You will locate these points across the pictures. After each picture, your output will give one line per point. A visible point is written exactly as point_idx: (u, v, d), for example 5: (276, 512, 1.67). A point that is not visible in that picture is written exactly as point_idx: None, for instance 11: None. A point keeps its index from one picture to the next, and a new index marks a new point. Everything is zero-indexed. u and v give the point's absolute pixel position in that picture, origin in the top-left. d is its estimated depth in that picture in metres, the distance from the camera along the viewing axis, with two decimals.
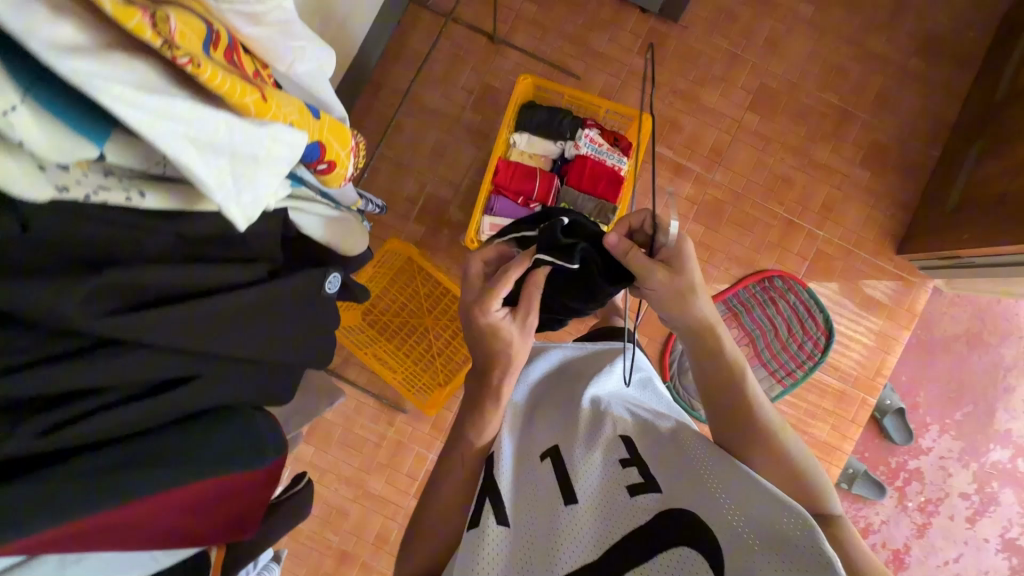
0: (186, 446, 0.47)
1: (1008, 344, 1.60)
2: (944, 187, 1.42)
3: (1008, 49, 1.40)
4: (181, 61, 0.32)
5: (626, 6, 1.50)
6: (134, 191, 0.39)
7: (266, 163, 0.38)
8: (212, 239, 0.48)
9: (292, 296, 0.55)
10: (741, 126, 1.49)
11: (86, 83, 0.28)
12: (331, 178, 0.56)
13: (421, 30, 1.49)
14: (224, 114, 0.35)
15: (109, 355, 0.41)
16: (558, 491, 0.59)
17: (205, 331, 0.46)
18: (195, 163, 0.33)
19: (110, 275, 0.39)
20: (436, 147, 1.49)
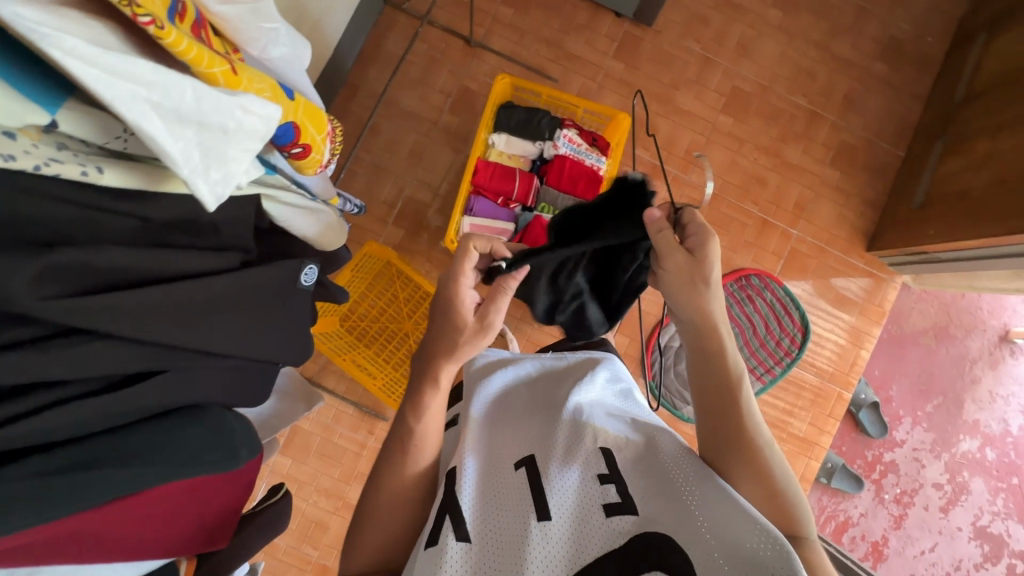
0: (149, 446, 0.44)
1: (973, 337, 1.66)
2: (909, 185, 1.47)
3: (965, 53, 1.46)
4: (143, 21, 0.29)
5: (601, 10, 1.52)
6: (90, 166, 0.36)
7: (237, 138, 0.35)
8: (178, 224, 0.44)
9: (265, 291, 0.51)
10: (716, 128, 1.52)
11: (31, 32, 0.25)
12: (306, 162, 0.54)
13: (397, 33, 1.48)
14: (192, 80, 0.31)
15: (68, 344, 0.37)
16: (527, 503, 0.57)
17: (171, 322, 0.43)
18: (158, 132, 0.31)
19: (64, 252, 0.35)
20: (414, 149, 1.47)
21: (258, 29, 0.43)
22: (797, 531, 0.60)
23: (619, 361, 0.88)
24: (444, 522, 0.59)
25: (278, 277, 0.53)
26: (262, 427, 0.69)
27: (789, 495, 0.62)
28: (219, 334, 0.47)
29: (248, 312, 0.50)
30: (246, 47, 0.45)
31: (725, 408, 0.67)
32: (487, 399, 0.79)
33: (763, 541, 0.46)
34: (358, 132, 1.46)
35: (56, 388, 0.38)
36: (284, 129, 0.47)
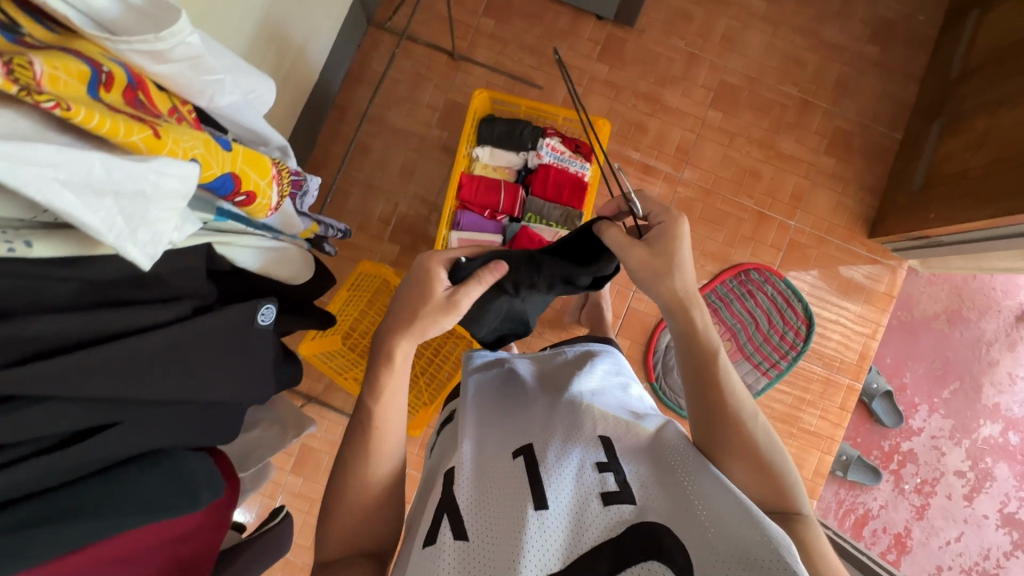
0: (107, 495, 0.45)
1: (988, 318, 1.61)
2: (908, 168, 1.44)
3: (958, 29, 1.42)
4: (46, 105, 0.31)
5: (582, 14, 1.52)
6: (18, 242, 0.38)
7: (159, 199, 0.37)
8: (121, 281, 0.46)
9: (217, 335, 0.52)
10: (705, 123, 1.51)
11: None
12: (253, 209, 0.55)
13: (382, 52, 1.50)
14: (100, 155, 0.33)
15: (12, 409, 0.39)
16: (524, 490, 0.54)
17: (116, 377, 0.44)
18: (74, 207, 0.32)
19: (0, 328, 0.37)
20: (405, 165, 1.49)
21: (201, 81, 0.45)
22: (796, 510, 0.58)
23: (620, 355, 0.86)
24: (443, 519, 0.56)
25: (230, 315, 0.53)
26: (248, 458, 0.71)
27: (784, 479, 0.60)
28: (167, 381, 0.48)
29: (198, 356, 0.51)
30: (193, 97, 0.46)
31: (716, 392, 0.65)
32: (481, 391, 0.76)
33: (756, 535, 0.45)
34: (350, 152, 1.48)
35: (2, 449, 0.39)
36: (222, 181, 0.48)
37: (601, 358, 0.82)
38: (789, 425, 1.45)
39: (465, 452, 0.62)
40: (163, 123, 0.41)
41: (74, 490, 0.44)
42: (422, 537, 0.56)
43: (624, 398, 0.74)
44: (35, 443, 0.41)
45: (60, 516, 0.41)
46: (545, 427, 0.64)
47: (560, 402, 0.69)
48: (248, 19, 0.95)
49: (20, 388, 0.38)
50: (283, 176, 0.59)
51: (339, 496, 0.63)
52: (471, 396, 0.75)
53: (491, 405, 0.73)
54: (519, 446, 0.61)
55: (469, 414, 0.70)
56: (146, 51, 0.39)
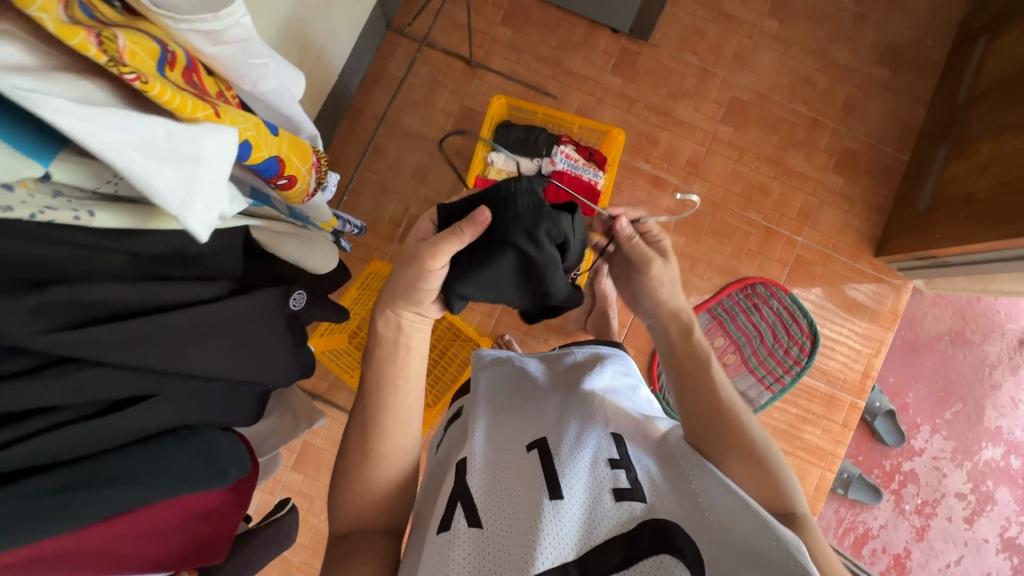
0: (140, 466, 0.45)
1: (991, 341, 1.62)
2: (915, 189, 1.46)
3: (966, 55, 1.45)
4: (129, 77, 0.33)
5: (598, 27, 1.54)
6: (83, 210, 0.39)
7: (217, 169, 0.37)
8: (166, 258, 0.47)
9: (252, 317, 0.54)
10: (715, 138, 1.53)
11: (21, 98, 0.28)
12: (292, 192, 0.58)
13: (399, 57, 1.53)
14: (164, 121, 0.35)
15: (62, 372, 0.40)
16: (538, 481, 0.54)
17: (157, 349, 0.45)
18: (144, 173, 0.33)
19: (56, 292, 0.39)
20: (418, 168, 1.51)
21: (249, 64, 0.47)
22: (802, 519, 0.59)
23: (629, 358, 0.86)
24: (457, 506, 0.55)
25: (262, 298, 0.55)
26: (261, 447, 0.72)
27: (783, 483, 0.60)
28: (205, 359, 0.49)
29: (235, 335, 0.52)
30: (240, 82, 0.49)
31: (720, 399, 0.66)
32: (490, 386, 0.76)
33: (768, 536, 0.46)
34: (364, 154, 1.50)
35: (51, 412, 0.40)
36: (269, 164, 0.50)
37: (610, 360, 0.82)
38: (792, 439, 1.45)
39: (478, 444, 0.62)
40: (221, 104, 0.43)
41: (110, 458, 0.44)
42: (434, 526, 0.56)
43: (634, 400, 0.74)
44: (78, 408, 0.42)
45: (96, 483, 0.42)
46: (558, 422, 0.64)
47: (572, 399, 0.69)
48: (275, 18, 0.98)
49: (70, 351, 0.39)
50: (320, 165, 0.63)
51: (349, 487, 0.64)
52: (481, 391, 0.75)
53: (502, 399, 0.73)
54: (532, 439, 0.61)
55: (481, 409, 0.70)
56: (204, 31, 0.40)
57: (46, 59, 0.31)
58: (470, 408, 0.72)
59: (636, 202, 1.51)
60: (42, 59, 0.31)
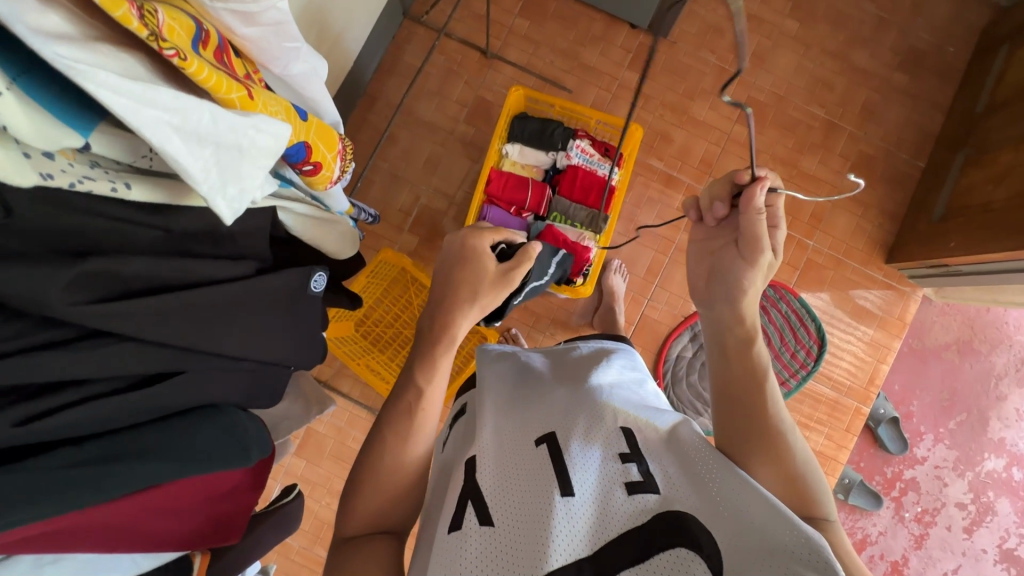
0: (165, 443, 0.46)
1: (999, 352, 1.61)
2: (930, 196, 1.45)
3: (988, 62, 1.43)
4: (168, 53, 0.33)
5: (616, 22, 1.53)
6: (120, 183, 0.39)
7: (251, 156, 0.38)
8: (198, 235, 0.47)
9: (274, 300, 0.54)
10: (731, 138, 1.52)
11: (67, 68, 0.27)
12: (317, 179, 0.56)
13: (415, 45, 1.51)
14: (209, 105, 0.34)
15: (96, 346, 0.40)
16: (549, 477, 0.54)
17: (187, 327, 0.45)
18: (181, 155, 0.33)
19: (94, 264, 0.38)
20: (430, 158, 1.50)
21: (280, 47, 0.46)
22: (818, 513, 0.59)
23: (636, 353, 0.84)
24: (467, 505, 0.55)
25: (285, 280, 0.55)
26: (274, 431, 0.72)
27: (810, 486, 0.61)
28: (230, 340, 0.49)
29: (259, 316, 0.52)
30: (270, 65, 0.48)
31: (752, 403, 0.65)
32: (496, 381, 0.76)
33: (785, 525, 0.46)
34: (376, 141, 1.49)
35: (78, 386, 0.40)
36: (297, 148, 0.50)
37: (618, 354, 0.81)
38: None
39: (486, 441, 0.62)
40: (253, 86, 0.43)
41: (135, 434, 0.44)
42: (445, 524, 0.56)
43: (643, 394, 0.73)
44: (110, 382, 0.42)
45: (125, 458, 0.42)
46: (566, 416, 0.63)
47: (580, 392, 0.68)
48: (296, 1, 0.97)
49: (106, 324, 0.39)
50: (345, 152, 0.62)
51: (359, 473, 0.64)
52: (487, 387, 0.74)
53: (509, 393, 0.72)
54: (541, 434, 0.61)
55: (488, 405, 0.69)
56: (239, 10, 0.40)
57: (88, 29, 0.31)
58: (478, 404, 0.71)
59: (647, 200, 1.50)
60: (83, 28, 0.30)
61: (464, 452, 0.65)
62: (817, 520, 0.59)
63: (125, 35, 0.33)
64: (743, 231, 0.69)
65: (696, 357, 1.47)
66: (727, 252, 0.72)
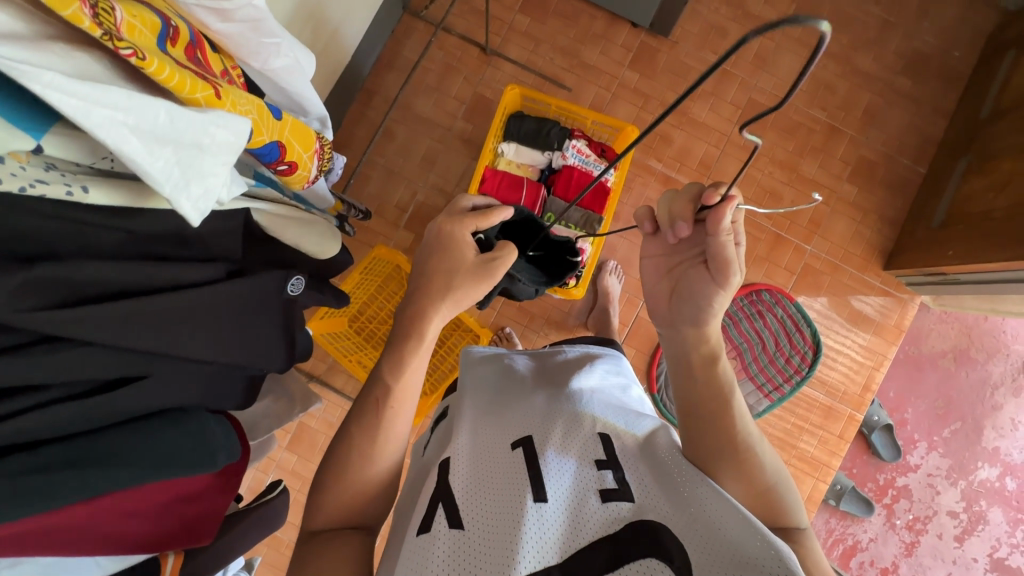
0: (129, 446, 0.45)
1: (996, 361, 1.60)
2: (929, 203, 1.43)
3: (993, 68, 1.42)
4: (126, 53, 0.32)
5: (618, 20, 1.52)
6: (76, 186, 0.39)
7: (213, 152, 0.37)
8: (164, 238, 0.47)
9: (243, 300, 0.54)
10: (730, 140, 1.51)
11: (8, 68, 0.26)
12: (292, 178, 0.57)
13: (414, 40, 1.50)
14: (165, 104, 0.33)
15: (52, 350, 0.39)
16: (523, 483, 0.53)
17: (150, 329, 0.45)
18: (138, 155, 0.32)
19: (50, 268, 0.38)
20: (427, 154, 1.49)
21: (259, 42, 0.45)
22: (786, 527, 0.59)
23: (622, 357, 0.84)
24: (439, 507, 0.55)
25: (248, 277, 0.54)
26: (257, 429, 0.72)
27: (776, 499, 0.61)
28: (196, 341, 0.49)
29: (226, 316, 0.52)
30: (251, 59, 0.47)
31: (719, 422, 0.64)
32: (477, 384, 0.75)
33: (758, 541, 0.45)
34: (373, 137, 1.48)
35: (40, 390, 0.40)
36: (269, 149, 0.50)
37: (603, 358, 0.81)
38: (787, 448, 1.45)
39: (462, 444, 0.61)
40: (225, 84, 0.42)
41: (97, 439, 0.44)
42: (416, 526, 0.55)
43: (625, 399, 0.72)
44: (68, 386, 0.41)
45: (84, 463, 0.42)
46: (545, 420, 0.63)
47: (561, 397, 0.68)
48: None
49: (61, 329, 0.39)
50: (324, 151, 0.62)
51: (341, 474, 0.63)
52: (468, 389, 0.74)
53: (489, 397, 0.72)
54: (518, 437, 0.60)
55: (467, 407, 0.69)
56: (212, 7, 0.39)
57: (40, 26, 0.30)
58: (458, 406, 0.71)
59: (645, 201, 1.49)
60: (35, 27, 0.30)
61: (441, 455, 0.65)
62: (786, 532, 0.59)
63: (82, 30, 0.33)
64: (713, 254, 0.66)
65: None
66: (694, 269, 0.69)
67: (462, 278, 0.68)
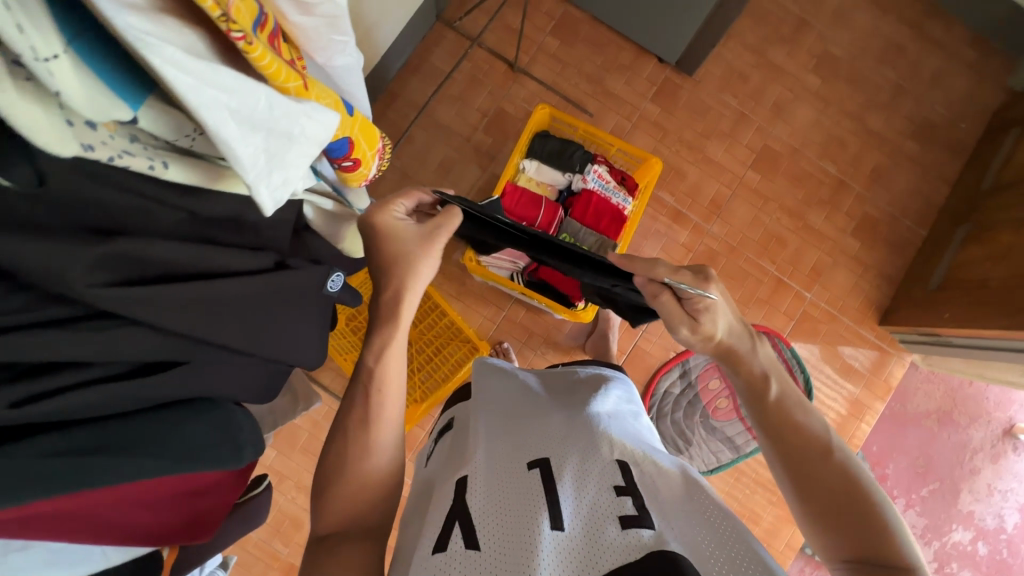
0: (157, 435, 0.45)
1: (976, 426, 1.63)
2: (928, 265, 1.47)
3: (997, 143, 1.47)
4: (236, 36, 0.32)
5: (644, 54, 1.55)
6: (158, 161, 0.40)
7: (298, 142, 0.38)
8: (223, 223, 0.47)
9: (290, 294, 0.52)
10: (742, 182, 1.53)
11: (136, 40, 0.27)
12: (353, 176, 0.58)
13: (444, 49, 1.51)
14: (267, 90, 0.34)
15: (107, 326, 0.40)
16: (540, 506, 0.52)
17: (201, 315, 0.44)
18: (234, 140, 0.33)
19: (118, 244, 0.39)
20: (444, 162, 1.49)
21: (328, 39, 0.45)
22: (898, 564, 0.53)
23: (631, 382, 0.83)
24: (454, 526, 0.52)
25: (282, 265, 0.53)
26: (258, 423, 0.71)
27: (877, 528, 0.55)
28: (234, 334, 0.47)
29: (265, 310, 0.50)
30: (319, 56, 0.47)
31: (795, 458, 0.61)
32: (491, 397, 0.74)
33: None
34: (392, 138, 1.48)
35: (80, 368, 0.40)
36: (339, 144, 0.51)
37: (616, 382, 0.80)
38: (769, 492, 1.45)
39: (479, 460, 0.60)
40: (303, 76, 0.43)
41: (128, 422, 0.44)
42: (427, 542, 0.53)
43: (640, 428, 0.71)
44: (112, 365, 0.42)
45: (110, 447, 0.42)
46: (562, 442, 0.62)
47: (577, 419, 0.67)
48: None
49: (119, 308, 0.39)
50: (385, 154, 0.63)
51: (343, 478, 0.61)
52: (482, 403, 0.72)
53: (504, 411, 0.71)
54: (534, 458, 0.59)
55: (481, 423, 0.67)
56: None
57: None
58: (470, 420, 0.69)
59: (654, 232, 1.51)
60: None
61: (454, 466, 0.63)
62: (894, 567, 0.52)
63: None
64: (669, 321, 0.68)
65: (682, 395, 1.48)
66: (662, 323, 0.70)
67: (399, 250, 0.65)
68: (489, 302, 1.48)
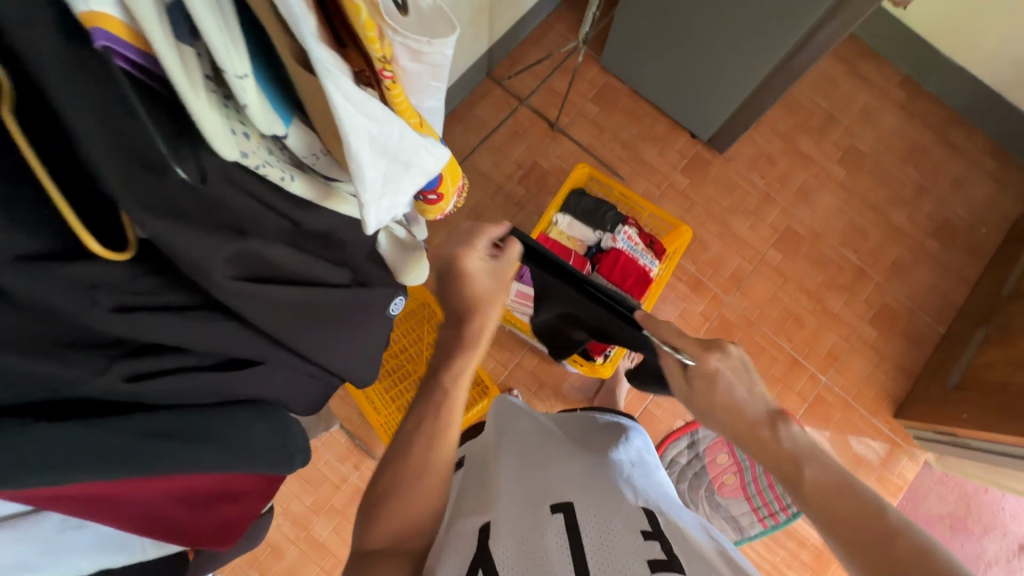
0: (219, 427, 0.52)
1: (992, 537, 1.56)
2: (946, 362, 1.46)
3: (1017, 250, 1.50)
4: (387, 75, 0.43)
5: (678, 129, 1.62)
6: (288, 174, 0.47)
7: (409, 174, 0.43)
8: (318, 236, 0.55)
9: (363, 310, 0.59)
10: (763, 259, 1.57)
11: (323, 70, 0.33)
12: (432, 208, 0.60)
13: (490, 103, 1.60)
14: (401, 123, 0.40)
15: (209, 318, 0.49)
16: (566, 553, 0.50)
17: (279, 320, 0.52)
18: (367, 161, 0.39)
19: (241, 246, 0.47)
20: (477, 207, 1.55)
21: (427, 85, 0.48)
22: None
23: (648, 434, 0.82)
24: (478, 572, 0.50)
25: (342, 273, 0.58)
26: None
27: None
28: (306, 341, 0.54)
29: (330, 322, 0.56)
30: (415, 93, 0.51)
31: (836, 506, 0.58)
32: (510, 440, 0.73)
33: None
34: None
35: (181, 354, 0.50)
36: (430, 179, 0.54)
37: (634, 432, 0.79)
38: None
39: (501, 506, 0.58)
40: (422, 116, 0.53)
41: (199, 412, 0.51)
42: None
43: (661, 483, 0.70)
44: (202, 356, 0.51)
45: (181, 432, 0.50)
46: (585, 488, 0.61)
47: (598, 467, 0.66)
48: None
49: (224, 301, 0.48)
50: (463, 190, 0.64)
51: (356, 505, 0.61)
52: (501, 448, 0.71)
53: (525, 455, 0.70)
54: (557, 503, 0.58)
55: (501, 467, 0.66)
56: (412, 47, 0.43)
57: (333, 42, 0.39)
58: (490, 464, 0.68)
59: (674, 298, 1.53)
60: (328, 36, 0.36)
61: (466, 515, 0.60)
62: None
63: (341, 40, 0.42)
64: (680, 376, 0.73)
65: (689, 466, 1.45)
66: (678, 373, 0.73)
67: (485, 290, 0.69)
68: (504, 347, 1.48)
